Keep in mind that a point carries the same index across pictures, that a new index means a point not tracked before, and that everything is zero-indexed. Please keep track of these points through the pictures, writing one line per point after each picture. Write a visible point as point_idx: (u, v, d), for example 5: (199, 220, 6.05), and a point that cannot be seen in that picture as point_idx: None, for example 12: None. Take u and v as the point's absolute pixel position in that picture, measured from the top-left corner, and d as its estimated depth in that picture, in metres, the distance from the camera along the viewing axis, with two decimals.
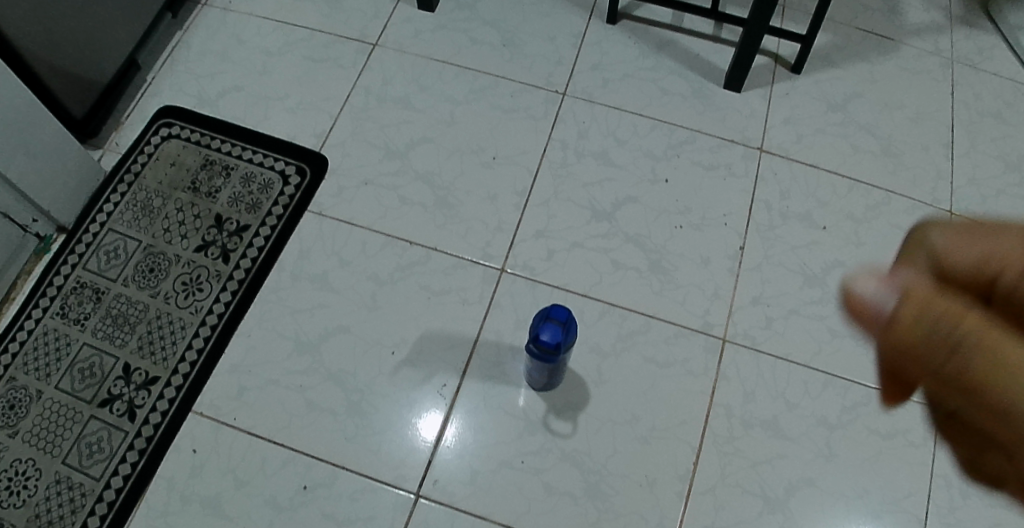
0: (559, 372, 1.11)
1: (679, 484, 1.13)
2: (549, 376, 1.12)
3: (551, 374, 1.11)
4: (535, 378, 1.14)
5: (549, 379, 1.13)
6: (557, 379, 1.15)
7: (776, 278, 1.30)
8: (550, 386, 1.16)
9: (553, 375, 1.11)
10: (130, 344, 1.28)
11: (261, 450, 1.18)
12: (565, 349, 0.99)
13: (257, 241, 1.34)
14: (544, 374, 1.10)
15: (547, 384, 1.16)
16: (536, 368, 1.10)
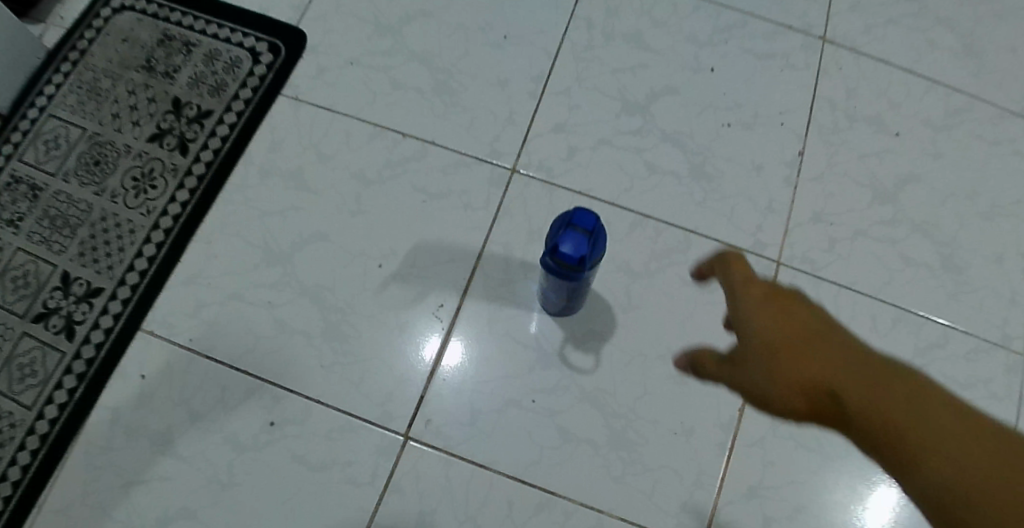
0: (583, 293, 0.91)
1: (721, 434, 0.93)
2: (571, 299, 0.91)
3: (574, 296, 0.90)
4: (551, 302, 0.94)
5: (570, 303, 0.93)
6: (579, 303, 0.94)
7: (839, 192, 1.08)
8: (570, 312, 0.96)
9: (575, 297, 0.91)
10: (70, 250, 1.07)
11: (221, 378, 0.98)
12: (590, 265, 0.79)
13: (220, 130, 1.12)
14: (565, 296, 0.90)
15: (567, 311, 0.95)
16: (554, 288, 0.89)
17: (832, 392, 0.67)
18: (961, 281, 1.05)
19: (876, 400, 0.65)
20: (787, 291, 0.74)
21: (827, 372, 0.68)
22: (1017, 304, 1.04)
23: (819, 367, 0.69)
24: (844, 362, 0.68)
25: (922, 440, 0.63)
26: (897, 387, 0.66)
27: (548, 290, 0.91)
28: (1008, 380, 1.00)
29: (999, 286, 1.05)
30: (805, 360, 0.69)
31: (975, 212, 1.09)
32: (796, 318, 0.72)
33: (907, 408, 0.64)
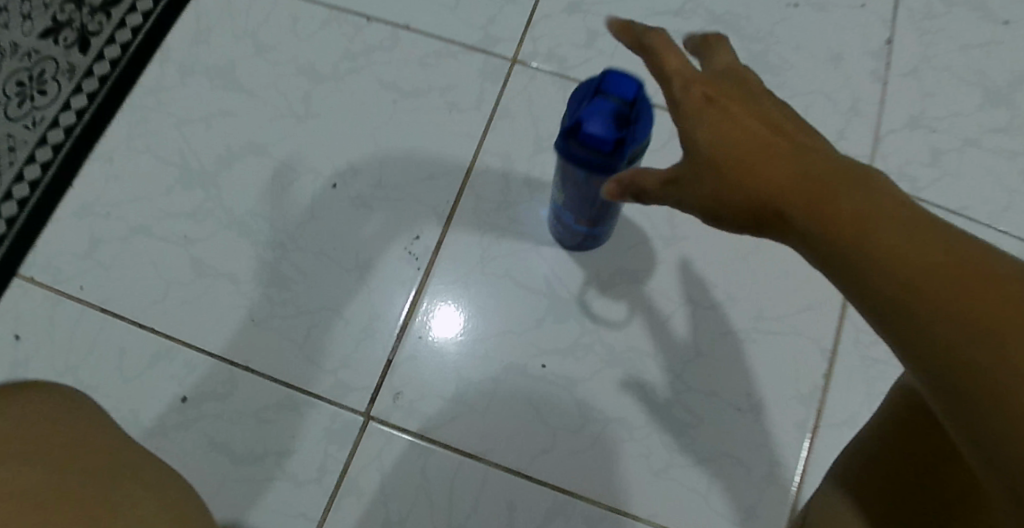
0: (612, 212, 0.65)
1: (802, 410, 0.67)
2: (596, 221, 0.65)
3: (600, 215, 0.64)
4: (566, 228, 0.68)
5: (594, 228, 0.67)
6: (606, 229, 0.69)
7: (942, 90, 0.82)
8: (593, 243, 0.70)
9: (602, 217, 0.65)
10: None
11: (118, 338, 0.71)
12: (631, 155, 0.53)
13: (133, 19, 0.84)
14: (588, 215, 0.64)
15: (589, 242, 0.70)
16: (572, 204, 0.63)
17: (768, 204, 0.43)
18: None
19: (835, 210, 0.41)
20: (749, 88, 0.48)
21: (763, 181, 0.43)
22: None
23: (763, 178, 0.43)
24: (796, 166, 0.43)
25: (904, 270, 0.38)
26: (878, 195, 0.41)
27: (563, 209, 0.65)
28: None
29: None
30: (747, 177, 0.44)
31: None
32: (745, 118, 0.46)
33: (888, 228, 0.39)
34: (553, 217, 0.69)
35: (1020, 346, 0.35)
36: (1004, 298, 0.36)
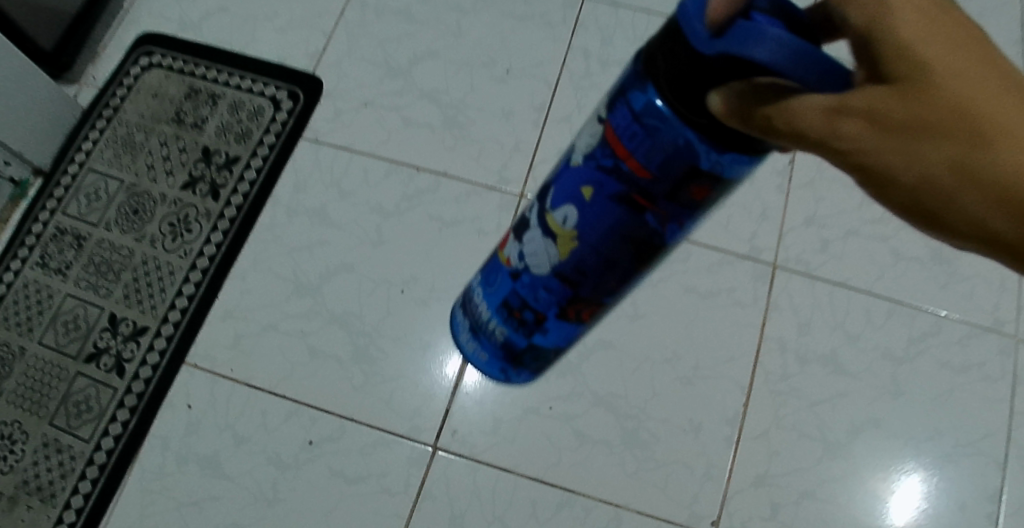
0: (597, 307, 0.81)
1: (729, 428, 0.99)
2: (622, 270, 0.75)
3: (604, 288, 0.78)
4: (544, 317, 0.84)
5: (568, 321, 0.84)
6: (557, 349, 0.92)
7: (830, 193, 1.09)
8: (519, 377, 0.99)
9: (613, 282, 0.77)
10: (115, 294, 1.16)
11: (261, 404, 1.06)
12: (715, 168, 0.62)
13: (248, 174, 1.21)
14: (617, 258, 0.73)
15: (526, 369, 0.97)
16: (600, 241, 0.72)
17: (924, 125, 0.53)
18: (952, 272, 1.05)
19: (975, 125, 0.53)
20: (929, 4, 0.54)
21: (931, 154, 0.53)
22: (1008, 288, 1.04)
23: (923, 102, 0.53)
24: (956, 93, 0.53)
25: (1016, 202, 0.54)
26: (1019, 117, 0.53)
27: (580, 255, 0.74)
28: (1003, 361, 1.01)
29: (989, 274, 1.05)
30: (924, 100, 0.53)
31: None
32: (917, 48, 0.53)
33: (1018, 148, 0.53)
34: (503, 339, 0.92)
35: None
36: None
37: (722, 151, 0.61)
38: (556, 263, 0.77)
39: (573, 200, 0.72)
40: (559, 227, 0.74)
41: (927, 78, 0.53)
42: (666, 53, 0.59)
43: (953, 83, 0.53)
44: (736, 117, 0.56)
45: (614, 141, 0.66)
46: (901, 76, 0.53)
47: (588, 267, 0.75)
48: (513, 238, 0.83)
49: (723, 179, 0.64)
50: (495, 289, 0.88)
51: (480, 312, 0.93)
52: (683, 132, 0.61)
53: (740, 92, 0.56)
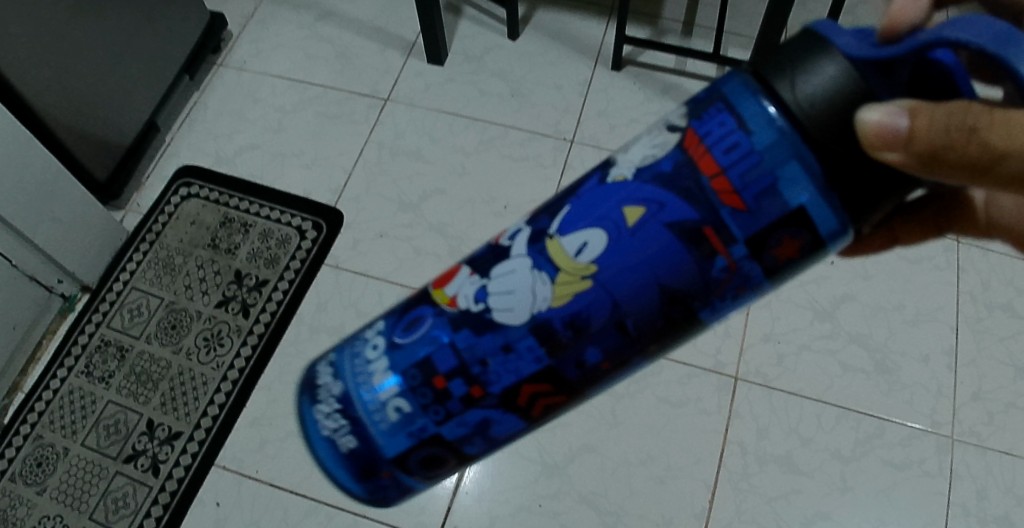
0: (556, 400, 0.67)
1: (697, 522, 1.12)
2: (627, 347, 0.63)
3: (578, 384, 0.65)
4: (479, 395, 0.66)
5: (506, 411, 0.67)
6: (479, 455, 0.73)
7: (786, 313, 1.25)
8: (405, 486, 0.75)
9: (601, 368, 0.64)
10: (152, 401, 1.30)
11: (284, 501, 1.20)
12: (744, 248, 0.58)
13: (275, 295, 1.38)
14: (642, 321, 0.61)
15: (423, 471, 0.73)
16: (636, 290, 0.60)
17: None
18: (892, 380, 1.19)
19: None
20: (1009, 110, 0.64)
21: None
22: (943, 395, 1.18)
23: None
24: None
25: None
26: None
27: (593, 306, 0.61)
28: (939, 459, 1.14)
29: (926, 382, 1.19)
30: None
31: (903, 320, 1.24)
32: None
33: None
34: (368, 439, 0.71)
35: None
36: None
37: (822, 206, 0.56)
38: (541, 309, 0.62)
39: (608, 225, 0.60)
40: (566, 259, 0.61)
41: None
42: (797, 72, 0.55)
43: None
44: (898, 140, 0.53)
45: (701, 156, 0.58)
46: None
47: (611, 324, 0.61)
48: (468, 273, 0.65)
49: (820, 239, 0.57)
50: (406, 349, 0.67)
51: (365, 382, 0.69)
52: (771, 173, 0.56)
53: (903, 110, 0.54)
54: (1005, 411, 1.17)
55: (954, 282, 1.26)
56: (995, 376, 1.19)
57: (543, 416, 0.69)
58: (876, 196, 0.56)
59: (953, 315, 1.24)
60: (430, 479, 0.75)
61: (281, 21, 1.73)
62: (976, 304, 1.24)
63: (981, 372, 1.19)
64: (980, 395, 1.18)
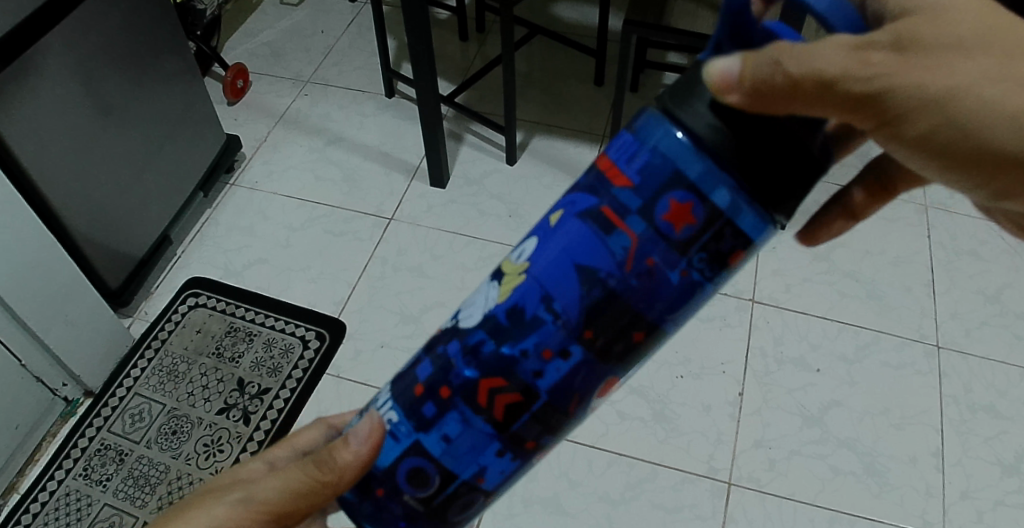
0: (515, 398, 0.62)
1: None
2: (579, 341, 0.60)
3: (558, 390, 0.62)
4: (446, 397, 0.64)
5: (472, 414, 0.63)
6: (483, 482, 0.67)
7: (776, 420, 1.29)
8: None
9: (583, 375, 0.61)
10: (150, 504, 1.31)
11: None
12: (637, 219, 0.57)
13: (276, 403, 1.41)
14: (575, 308, 0.59)
15: (449, 508, 0.68)
16: (558, 278, 0.59)
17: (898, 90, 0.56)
18: (883, 483, 1.22)
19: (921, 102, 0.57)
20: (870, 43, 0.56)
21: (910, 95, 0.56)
22: (932, 496, 1.21)
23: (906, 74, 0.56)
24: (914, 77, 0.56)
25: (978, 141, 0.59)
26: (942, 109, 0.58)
27: (527, 299, 0.60)
28: None
29: (916, 482, 1.22)
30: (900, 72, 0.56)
31: (889, 424, 1.28)
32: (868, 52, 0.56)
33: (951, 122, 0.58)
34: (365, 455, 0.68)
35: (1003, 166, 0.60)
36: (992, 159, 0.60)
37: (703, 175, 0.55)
38: (492, 306, 0.62)
39: (539, 228, 0.62)
40: (510, 263, 0.62)
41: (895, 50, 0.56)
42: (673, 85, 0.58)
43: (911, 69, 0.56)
44: (734, 84, 0.53)
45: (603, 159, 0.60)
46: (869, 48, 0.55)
47: (545, 311, 0.60)
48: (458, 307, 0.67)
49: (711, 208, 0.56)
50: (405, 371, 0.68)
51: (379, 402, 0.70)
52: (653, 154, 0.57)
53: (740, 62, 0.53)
54: (995, 509, 1.20)
55: (937, 386, 1.32)
56: (982, 476, 1.23)
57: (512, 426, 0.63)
58: (772, 160, 0.54)
59: (937, 417, 1.29)
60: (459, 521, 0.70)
61: (292, 146, 1.85)
62: (960, 407, 1.30)
63: (968, 471, 1.23)
64: (969, 494, 1.21)
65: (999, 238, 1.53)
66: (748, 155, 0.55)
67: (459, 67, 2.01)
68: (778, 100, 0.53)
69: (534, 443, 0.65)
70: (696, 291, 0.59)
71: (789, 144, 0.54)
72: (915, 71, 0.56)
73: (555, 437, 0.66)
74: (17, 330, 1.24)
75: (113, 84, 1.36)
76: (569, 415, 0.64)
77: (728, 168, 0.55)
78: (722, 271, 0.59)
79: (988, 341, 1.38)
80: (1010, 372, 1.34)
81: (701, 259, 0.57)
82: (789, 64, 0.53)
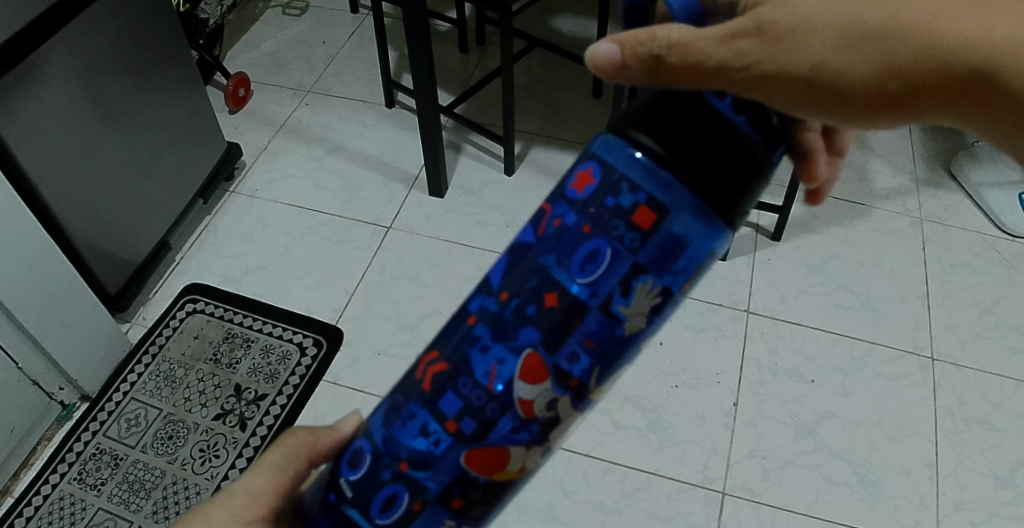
0: (437, 367, 0.57)
1: None
2: (492, 305, 0.56)
3: (468, 360, 0.56)
4: (400, 379, 0.59)
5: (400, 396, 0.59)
6: (404, 475, 0.58)
7: (770, 431, 1.29)
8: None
9: (494, 346, 0.55)
10: (144, 509, 1.31)
11: None
12: (564, 194, 0.55)
13: (273, 409, 1.42)
14: (496, 276, 0.56)
15: (374, 509, 0.58)
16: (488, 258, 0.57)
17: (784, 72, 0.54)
18: (876, 493, 1.23)
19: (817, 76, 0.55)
20: (742, 27, 0.54)
21: (799, 73, 0.55)
22: (926, 507, 1.21)
23: (787, 54, 0.55)
24: (793, 55, 0.55)
25: (901, 77, 0.56)
26: (850, 66, 0.55)
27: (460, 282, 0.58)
28: None
29: (909, 493, 1.23)
30: (781, 55, 0.54)
31: (883, 435, 1.29)
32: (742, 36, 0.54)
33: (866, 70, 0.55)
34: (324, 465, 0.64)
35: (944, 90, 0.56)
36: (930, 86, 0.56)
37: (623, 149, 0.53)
38: None
39: None
40: None
41: (762, 37, 0.54)
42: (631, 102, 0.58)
43: (789, 48, 0.55)
44: (620, 68, 0.55)
45: None
46: (737, 38, 0.54)
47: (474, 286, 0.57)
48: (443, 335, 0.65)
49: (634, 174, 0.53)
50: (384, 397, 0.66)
51: None
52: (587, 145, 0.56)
53: (623, 48, 0.55)
54: (989, 520, 1.20)
55: (931, 397, 1.33)
56: (977, 487, 1.23)
57: (434, 399, 0.57)
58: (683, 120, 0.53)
59: (932, 429, 1.29)
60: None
61: (292, 154, 1.86)
62: (954, 419, 1.31)
63: (962, 482, 1.24)
64: (962, 505, 1.21)
65: (993, 252, 1.54)
66: (664, 130, 0.53)
67: (459, 78, 2.02)
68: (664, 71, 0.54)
69: (455, 431, 0.56)
70: (613, 258, 0.53)
71: (689, 110, 0.53)
72: (784, 49, 0.55)
73: (479, 431, 0.56)
74: (15, 333, 1.25)
75: (114, 91, 1.37)
76: (487, 397, 0.55)
77: (631, 136, 0.53)
78: (636, 233, 0.53)
79: (982, 353, 1.39)
80: (1004, 384, 1.35)
81: (609, 217, 0.53)
82: (668, 35, 0.54)
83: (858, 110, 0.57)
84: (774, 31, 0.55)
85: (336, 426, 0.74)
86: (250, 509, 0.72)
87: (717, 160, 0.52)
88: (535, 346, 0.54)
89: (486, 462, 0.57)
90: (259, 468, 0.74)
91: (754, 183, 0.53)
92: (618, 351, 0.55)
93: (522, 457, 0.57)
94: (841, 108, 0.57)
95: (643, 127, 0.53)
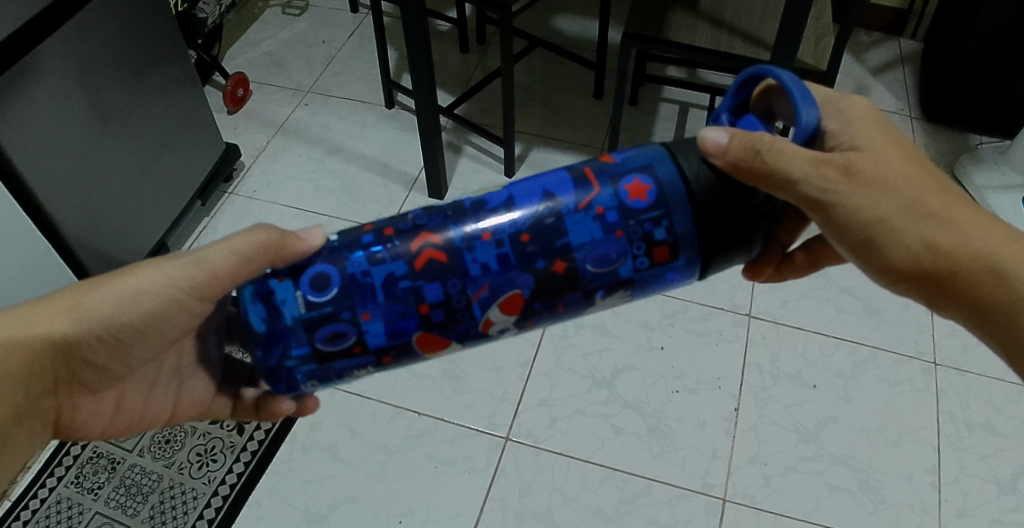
0: (438, 258, 0.69)
1: None
2: (511, 242, 0.69)
3: (469, 272, 0.69)
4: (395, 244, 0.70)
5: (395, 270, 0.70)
6: (360, 324, 0.70)
7: (772, 437, 1.28)
8: (294, 359, 0.72)
9: (495, 277, 0.69)
10: (141, 514, 1.25)
11: None
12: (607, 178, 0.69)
13: None
14: (527, 216, 0.69)
15: (320, 335, 0.71)
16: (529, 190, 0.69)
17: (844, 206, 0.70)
18: (878, 499, 1.22)
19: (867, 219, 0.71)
20: (838, 164, 0.69)
21: (860, 209, 0.70)
22: (928, 513, 1.20)
23: (857, 196, 0.70)
24: (861, 197, 0.70)
25: (913, 253, 0.73)
26: (893, 222, 0.71)
27: (496, 199, 0.70)
28: None
29: (912, 500, 1.22)
30: (850, 196, 0.70)
31: (885, 441, 1.28)
32: (832, 172, 0.69)
33: (900, 231, 0.72)
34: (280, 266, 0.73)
35: (931, 275, 0.74)
36: (924, 267, 0.73)
37: (673, 182, 0.68)
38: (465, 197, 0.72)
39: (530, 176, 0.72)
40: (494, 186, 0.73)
41: (847, 175, 0.69)
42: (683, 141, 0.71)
43: (864, 189, 0.70)
44: (720, 152, 0.66)
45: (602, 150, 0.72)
46: (830, 172, 0.69)
47: (501, 204, 0.70)
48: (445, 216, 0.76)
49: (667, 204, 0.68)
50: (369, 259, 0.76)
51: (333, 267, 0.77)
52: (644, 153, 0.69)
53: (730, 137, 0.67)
54: None
55: (934, 403, 1.32)
56: (979, 494, 1.22)
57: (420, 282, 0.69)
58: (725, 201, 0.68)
59: (935, 434, 1.28)
60: (318, 361, 0.73)
61: (291, 155, 1.85)
62: (957, 425, 1.30)
63: (965, 489, 1.23)
64: (965, 512, 1.21)
65: None
66: (709, 178, 0.68)
67: (459, 78, 2.01)
68: (755, 169, 0.66)
69: (424, 314, 0.70)
70: (620, 257, 0.69)
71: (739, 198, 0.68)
72: (857, 193, 0.70)
73: (442, 325, 0.71)
74: None
75: (111, 91, 1.36)
76: (465, 305, 0.70)
77: (677, 158, 0.69)
78: (649, 259, 0.69)
79: (985, 358, 1.38)
80: (1008, 390, 1.34)
81: (639, 236, 0.68)
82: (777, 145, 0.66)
83: (882, 260, 0.73)
84: (858, 176, 0.70)
85: (300, 233, 0.73)
86: (203, 283, 0.78)
87: (727, 221, 0.68)
88: (524, 291, 0.69)
89: (428, 347, 0.72)
90: (225, 245, 0.76)
91: (735, 249, 0.69)
92: (569, 316, 0.73)
93: (447, 350, 0.74)
94: (861, 248, 0.73)
95: (698, 181, 0.68)
